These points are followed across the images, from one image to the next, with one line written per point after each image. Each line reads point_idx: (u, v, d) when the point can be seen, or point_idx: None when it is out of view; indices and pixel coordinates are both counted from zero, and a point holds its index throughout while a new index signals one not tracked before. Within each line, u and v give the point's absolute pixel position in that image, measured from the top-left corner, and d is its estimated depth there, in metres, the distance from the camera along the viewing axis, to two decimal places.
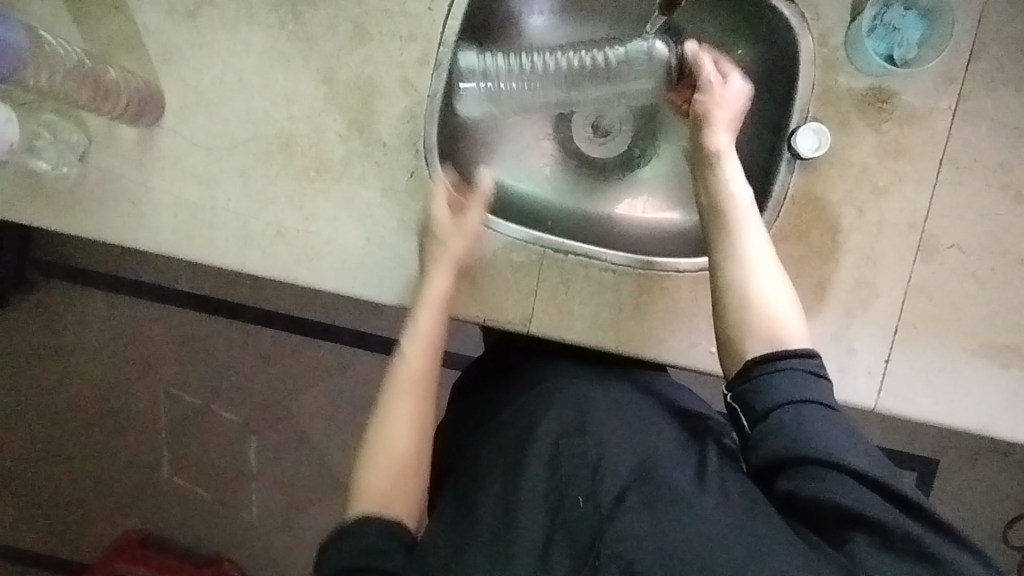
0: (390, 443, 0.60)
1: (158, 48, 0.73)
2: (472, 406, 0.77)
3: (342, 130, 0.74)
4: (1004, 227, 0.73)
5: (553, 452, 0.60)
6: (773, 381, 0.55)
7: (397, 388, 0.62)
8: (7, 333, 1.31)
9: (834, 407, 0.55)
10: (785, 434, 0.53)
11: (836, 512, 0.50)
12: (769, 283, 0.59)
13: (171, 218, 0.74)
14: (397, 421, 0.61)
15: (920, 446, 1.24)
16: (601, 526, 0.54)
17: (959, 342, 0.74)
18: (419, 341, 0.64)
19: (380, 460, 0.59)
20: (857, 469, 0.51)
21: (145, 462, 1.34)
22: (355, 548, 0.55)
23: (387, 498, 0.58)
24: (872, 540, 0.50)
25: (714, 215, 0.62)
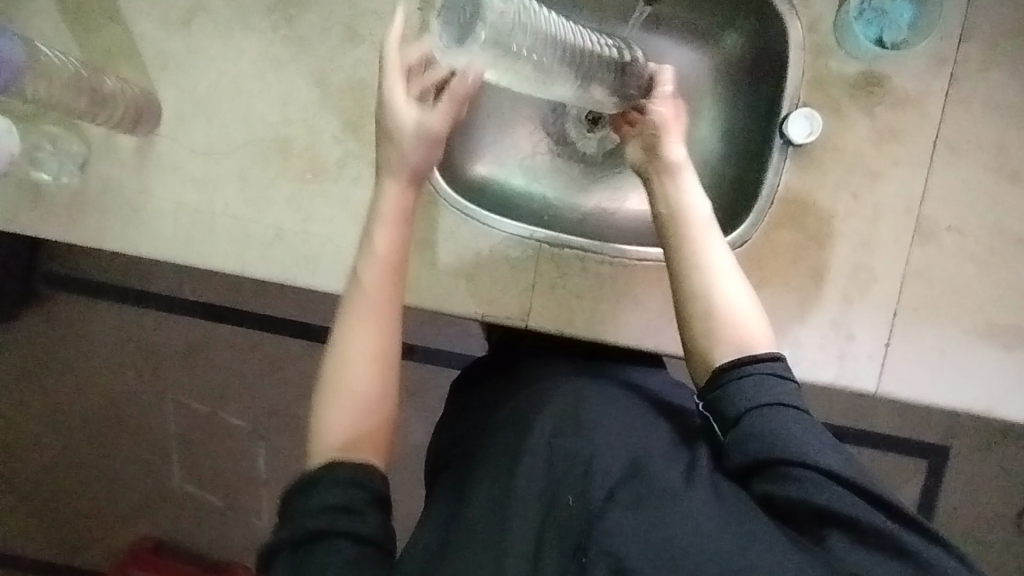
0: (348, 382, 0.58)
1: (154, 57, 0.74)
2: (472, 403, 0.77)
3: (337, 131, 0.75)
4: (1002, 207, 0.73)
5: (547, 451, 0.60)
6: (741, 386, 0.58)
7: (355, 322, 0.60)
8: (17, 345, 1.32)
9: (802, 410, 0.57)
10: (756, 436, 0.56)
11: (809, 510, 0.52)
12: (732, 290, 0.62)
13: (171, 224, 0.74)
14: (354, 357, 0.59)
15: (932, 436, 1.25)
16: (589, 524, 0.53)
17: (959, 325, 0.73)
18: (377, 270, 0.61)
19: (340, 401, 0.58)
20: (826, 467, 0.53)
21: (156, 470, 1.35)
22: (322, 503, 0.53)
23: (351, 440, 0.57)
24: (847, 536, 0.51)
25: (669, 228, 0.64)
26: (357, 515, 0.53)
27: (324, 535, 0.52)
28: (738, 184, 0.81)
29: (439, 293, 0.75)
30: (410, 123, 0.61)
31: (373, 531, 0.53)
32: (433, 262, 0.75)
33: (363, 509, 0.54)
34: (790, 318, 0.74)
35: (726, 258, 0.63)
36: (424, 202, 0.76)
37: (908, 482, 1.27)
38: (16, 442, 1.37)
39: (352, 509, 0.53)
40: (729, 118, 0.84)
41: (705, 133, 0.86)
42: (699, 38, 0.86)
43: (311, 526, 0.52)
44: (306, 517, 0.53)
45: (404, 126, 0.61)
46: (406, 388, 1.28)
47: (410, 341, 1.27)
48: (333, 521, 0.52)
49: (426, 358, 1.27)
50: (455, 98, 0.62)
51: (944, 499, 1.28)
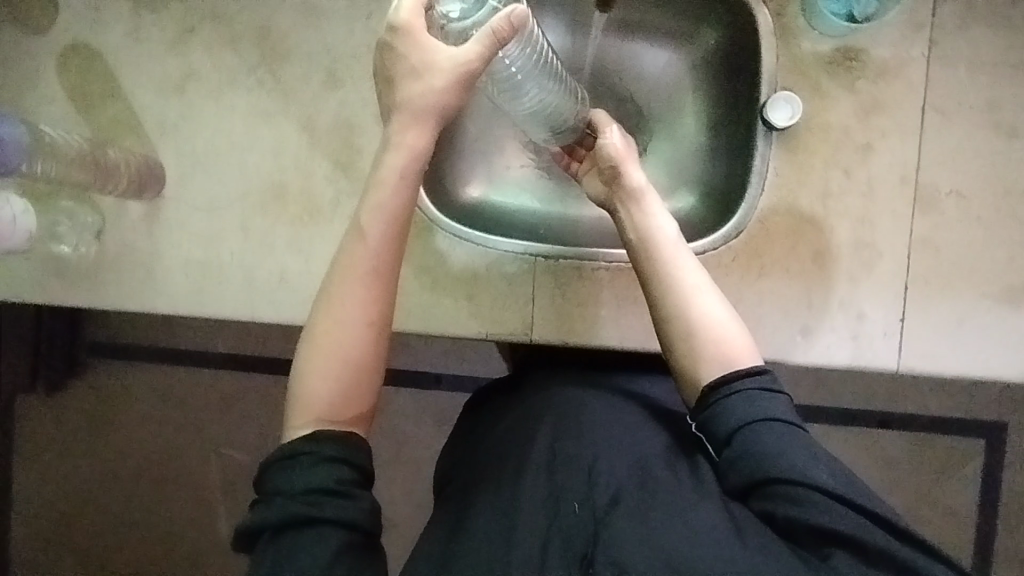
0: (335, 344, 0.57)
1: (154, 125, 0.79)
2: (483, 418, 0.78)
3: (329, 172, 0.78)
4: (1001, 165, 0.71)
5: (550, 458, 0.61)
6: (732, 404, 0.61)
7: (345, 283, 0.57)
8: (65, 414, 1.38)
9: (791, 426, 0.60)
10: (750, 454, 0.58)
11: (811, 529, 0.54)
12: (710, 305, 0.65)
13: (182, 280, 0.78)
14: (345, 321, 0.57)
15: (987, 414, 1.22)
16: (595, 532, 0.55)
17: (975, 291, 0.71)
18: (376, 216, 0.57)
19: (324, 362, 0.57)
20: (821, 484, 0.55)
21: (201, 523, 1.38)
22: (306, 478, 0.54)
23: (334, 406, 0.57)
24: (847, 552, 0.53)
25: (643, 254, 0.68)
26: (343, 491, 0.54)
27: (310, 516, 0.52)
28: (727, 177, 0.80)
29: (442, 318, 0.76)
30: (445, 58, 0.56)
31: (360, 517, 0.54)
32: (432, 288, 0.76)
33: (349, 485, 0.55)
34: (796, 305, 0.72)
35: (700, 275, 0.67)
36: (418, 230, 0.77)
37: (962, 461, 1.22)
38: (67, 512, 1.40)
39: (338, 486, 0.54)
40: (714, 111, 0.85)
41: (689, 134, 0.87)
42: (672, 38, 0.86)
43: (296, 500, 0.53)
44: (289, 490, 0.54)
45: (438, 58, 0.56)
46: (438, 418, 1.30)
47: (435, 372, 1.29)
48: (319, 497, 0.53)
49: (451, 384, 1.29)
50: (498, 38, 0.55)
51: (1003, 474, 1.22)
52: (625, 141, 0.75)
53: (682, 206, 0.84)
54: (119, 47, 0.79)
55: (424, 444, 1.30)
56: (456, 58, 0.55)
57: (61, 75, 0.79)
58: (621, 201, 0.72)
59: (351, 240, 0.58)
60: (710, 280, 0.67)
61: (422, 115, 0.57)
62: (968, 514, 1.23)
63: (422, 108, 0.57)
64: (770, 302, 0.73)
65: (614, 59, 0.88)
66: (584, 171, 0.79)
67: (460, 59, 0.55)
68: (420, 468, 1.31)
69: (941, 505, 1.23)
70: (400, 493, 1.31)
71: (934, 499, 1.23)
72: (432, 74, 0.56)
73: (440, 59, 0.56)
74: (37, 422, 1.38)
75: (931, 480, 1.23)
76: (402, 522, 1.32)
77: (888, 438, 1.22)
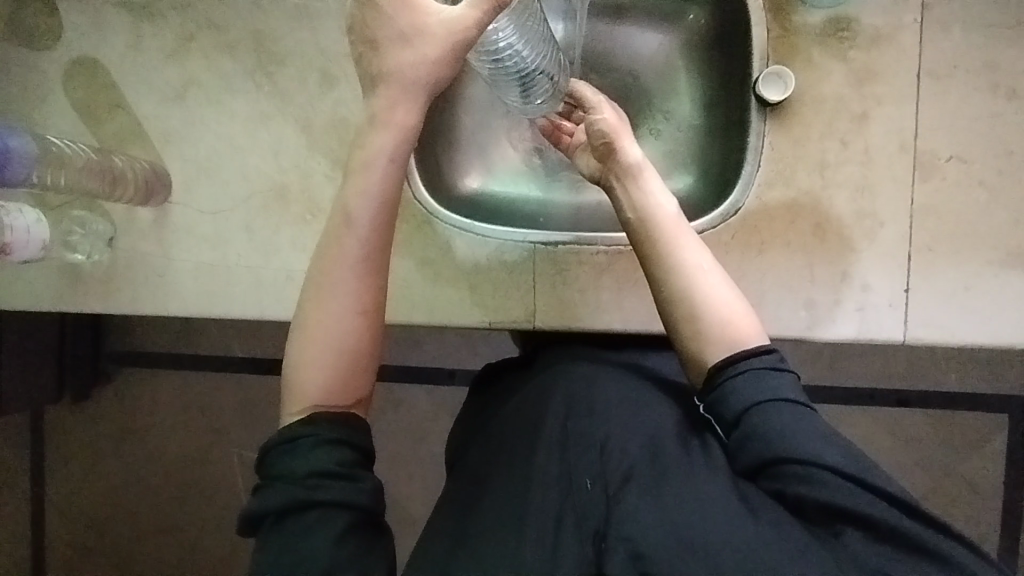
0: (330, 333, 0.59)
1: (158, 133, 0.81)
2: (489, 405, 0.79)
3: (329, 171, 0.80)
4: (1001, 126, 0.70)
5: (562, 435, 0.61)
6: (737, 385, 0.61)
7: (336, 274, 0.59)
8: (92, 423, 1.42)
9: (800, 406, 0.60)
10: (760, 435, 0.58)
11: (823, 507, 0.53)
12: (716, 284, 0.65)
13: (192, 282, 0.80)
14: (339, 311, 0.59)
15: (1010, 387, 1.19)
16: (608, 510, 0.54)
17: (980, 257, 0.70)
18: (363, 203, 0.58)
19: (319, 349, 0.59)
20: (833, 464, 0.55)
21: (227, 525, 1.41)
22: (308, 461, 0.55)
23: (333, 392, 0.59)
24: (860, 529, 0.53)
25: (644, 234, 0.68)
26: (346, 472, 0.56)
27: (313, 498, 0.54)
28: (724, 155, 0.80)
29: (445, 308, 0.77)
30: (436, 22, 0.55)
31: (363, 498, 0.56)
32: (433, 279, 0.77)
33: (351, 466, 0.56)
34: (798, 279, 0.72)
35: (703, 256, 0.67)
36: (417, 223, 0.78)
37: (986, 436, 1.20)
38: (99, 519, 1.43)
39: (341, 468, 0.56)
40: (708, 89, 0.84)
41: (685, 114, 0.87)
42: (663, 20, 0.87)
43: (299, 484, 0.55)
44: (292, 474, 0.55)
45: (428, 22, 0.55)
46: (452, 412, 1.31)
47: (447, 367, 1.30)
48: (322, 479, 0.55)
49: (463, 378, 1.30)
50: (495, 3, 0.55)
51: None
52: (617, 118, 0.75)
53: (680, 186, 0.84)
54: (122, 59, 0.81)
55: (439, 438, 1.32)
56: (451, 23, 0.55)
57: (68, 89, 0.81)
58: (621, 181, 0.72)
59: (337, 227, 0.59)
60: (713, 260, 0.67)
61: (414, 101, 0.57)
62: (994, 489, 1.21)
63: (410, 82, 0.57)
64: (772, 278, 0.72)
65: (616, 54, 0.89)
66: (575, 146, 0.79)
67: (456, 24, 0.55)
68: (437, 463, 1.32)
69: (966, 481, 1.21)
70: (418, 488, 1.33)
71: (957, 476, 1.21)
72: (420, 43, 0.56)
73: (431, 22, 0.55)
74: (65, 431, 1.42)
75: (954, 457, 1.21)
76: (422, 516, 1.33)
77: (906, 415, 1.21)
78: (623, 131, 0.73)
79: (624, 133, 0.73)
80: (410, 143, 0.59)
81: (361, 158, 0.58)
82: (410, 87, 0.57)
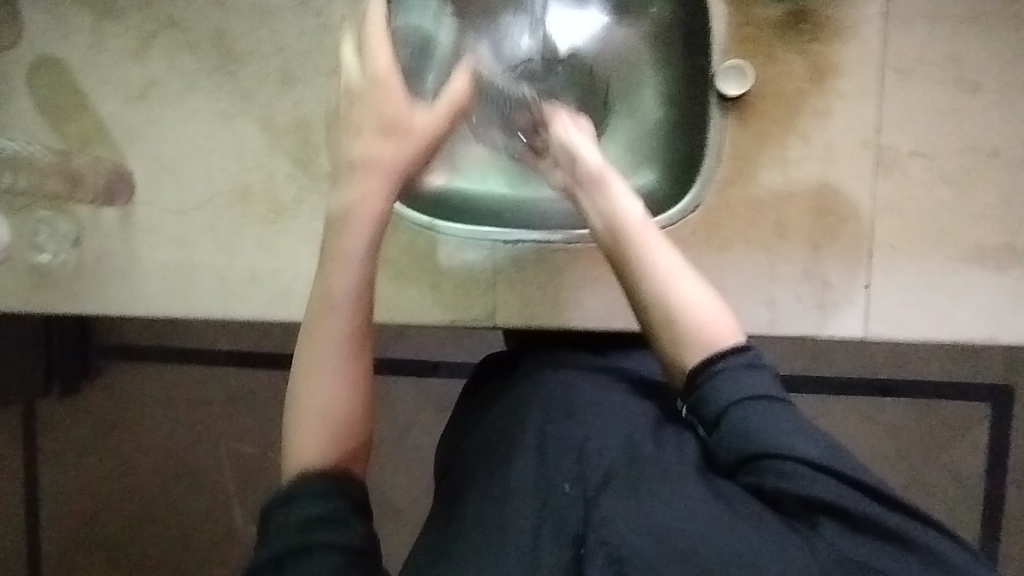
0: (322, 401, 0.57)
1: (122, 132, 0.81)
2: (468, 410, 0.80)
3: (291, 169, 0.80)
4: (965, 120, 0.70)
5: (540, 439, 0.62)
6: (713, 387, 0.61)
7: (317, 330, 0.58)
8: (83, 416, 1.44)
9: (780, 404, 0.59)
10: (737, 433, 0.58)
11: (797, 498, 0.52)
12: (687, 286, 0.65)
13: (158, 282, 0.80)
14: (326, 380, 0.57)
15: (993, 376, 1.18)
16: (586, 512, 0.54)
17: (944, 253, 0.70)
18: (336, 261, 0.59)
19: (312, 426, 0.57)
20: (807, 457, 0.54)
21: (215, 518, 1.42)
22: (302, 510, 0.52)
23: (327, 455, 0.56)
24: (835, 520, 0.51)
25: (614, 244, 0.68)
26: (342, 520, 0.52)
27: (306, 546, 0.50)
28: (688, 150, 0.80)
29: (407, 306, 0.77)
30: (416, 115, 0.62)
31: (360, 547, 0.51)
32: (394, 277, 0.77)
33: (348, 515, 0.53)
34: (758, 275, 0.72)
35: (673, 259, 0.66)
36: None
37: (968, 426, 1.20)
38: (92, 510, 1.46)
39: (336, 515, 0.52)
40: (671, 83, 0.84)
41: (649, 107, 0.86)
42: (629, 16, 0.87)
43: (293, 534, 0.51)
44: (285, 526, 0.52)
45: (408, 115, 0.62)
46: (434, 405, 1.32)
47: (429, 359, 1.31)
48: (316, 527, 0.51)
49: (445, 371, 1.31)
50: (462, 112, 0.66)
51: (1012, 437, 1.19)
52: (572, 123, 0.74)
53: (644, 182, 0.83)
54: (83, 58, 0.81)
55: (422, 430, 1.33)
56: (431, 126, 0.63)
57: (31, 90, 0.81)
58: (590, 191, 0.70)
59: (318, 302, 0.59)
60: (685, 263, 0.67)
61: (385, 174, 0.61)
62: (976, 480, 1.20)
63: (386, 168, 0.61)
64: (732, 274, 0.72)
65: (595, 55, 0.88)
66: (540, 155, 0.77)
67: (434, 128, 0.63)
68: (421, 455, 1.33)
69: (948, 472, 1.21)
70: (402, 479, 1.34)
71: (939, 467, 1.21)
72: (402, 137, 0.61)
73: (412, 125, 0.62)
74: (57, 424, 1.44)
75: (935, 448, 1.20)
76: (408, 509, 1.34)
77: (888, 407, 1.20)
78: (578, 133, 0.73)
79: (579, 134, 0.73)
80: (380, 219, 0.61)
81: (340, 218, 0.61)
82: (384, 168, 0.61)
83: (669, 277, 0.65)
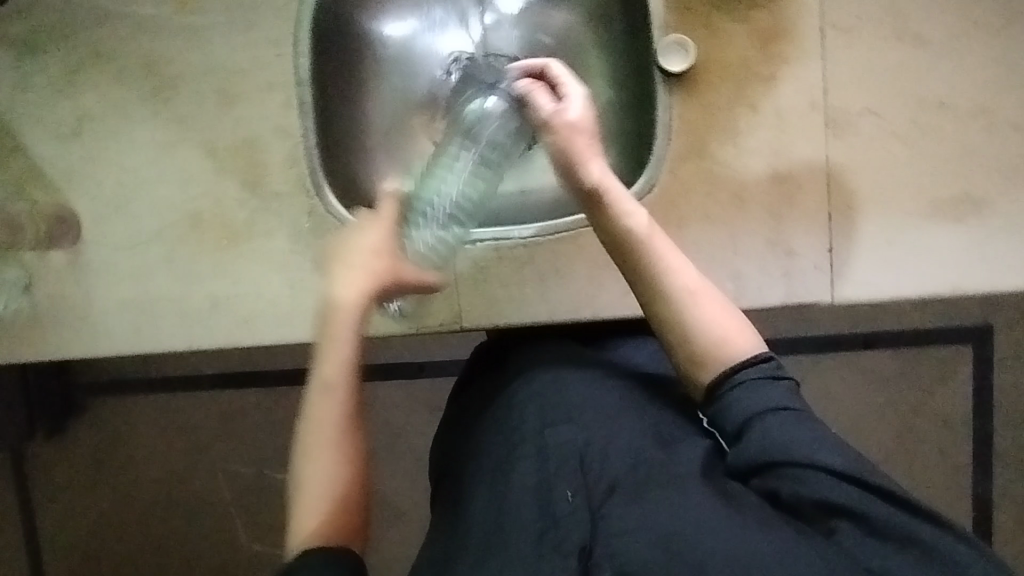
0: (318, 480, 0.60)
1: (61, 171, 0.79)
2: (459, 406, 0.79)
3: (239, 192, 0.78)
4: (913, 73, 0.69)
5: (540, 445, 0.62)
6: (735, 397, 0.59)
7: (313, 417, 0.62)
8: (72, 456, 1.42)
9: (802, 412, 0.57)
10: (759, 442, 0.56)
11: (815, 504, 0.53)
12: (707, 304, 0.61)
13: (118, 321, 0.79)
14: (321, 460, 0.60)
15: (970, 318, 1.19)
16: (592, 523, 0.55)
17: (906, 208, 0.69)
18: (334, 352, 0.63)
19: (311, 501, 0.60)
20: (830, 467, 0.53)
21: (217, 541, 1.42)
22: None
23: (325, 532, 0.59)
24: (853, 525, 0.51)
25: (625, 256, 0.64)
26: None
27: None
28: (640, 130, 0.78)
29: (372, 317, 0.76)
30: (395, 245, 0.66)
31: None
32: None
33: None
34: (722, 250, 0.71)
35: (691, 275, 0.63)
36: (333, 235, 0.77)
37: (952, 370, 1.21)
38: (93, 548, 1.44)
39: None
40: (616, 63, 0.83)
41: (596, 89, 0.84)
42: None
43: None
44: None
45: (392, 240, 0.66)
46: (423, 406, 1.31)
47: (414, 362, 1.30)
48: None
49: (431, 372, 1.30)
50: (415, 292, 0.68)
51: (996, 376, 1.20)
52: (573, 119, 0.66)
53: None
54: (10, 99, 0.79)
55: (415, 433, 1.32)
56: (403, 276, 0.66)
57: None
58: (593, 204, 0.65)
59: (315, 390, 0.62)
60: (703, 278, 0.63)
61: (370, 280, 0.64)
62: (965, 422, 1.21)
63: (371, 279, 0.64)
64: (695, 251, 0.71)
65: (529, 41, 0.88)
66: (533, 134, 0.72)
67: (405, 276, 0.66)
68: (417, 457, 1.32)
69: (937, 417, 1.22)
70: (400, 483, 1.33)
71: (929, 413, 1.22)
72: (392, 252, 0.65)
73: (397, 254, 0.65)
74: (46, 466, 1.43)
75: (923, 395, 1.21)
76: (409, 512, 1.34)
77: (874, 360, 1.21)
78: (580, 135, 0.65)
79: (582, 136, 0.65)
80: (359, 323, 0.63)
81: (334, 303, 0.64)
82: (370, 271, 0.64)
83: (687, 295, 0.62)
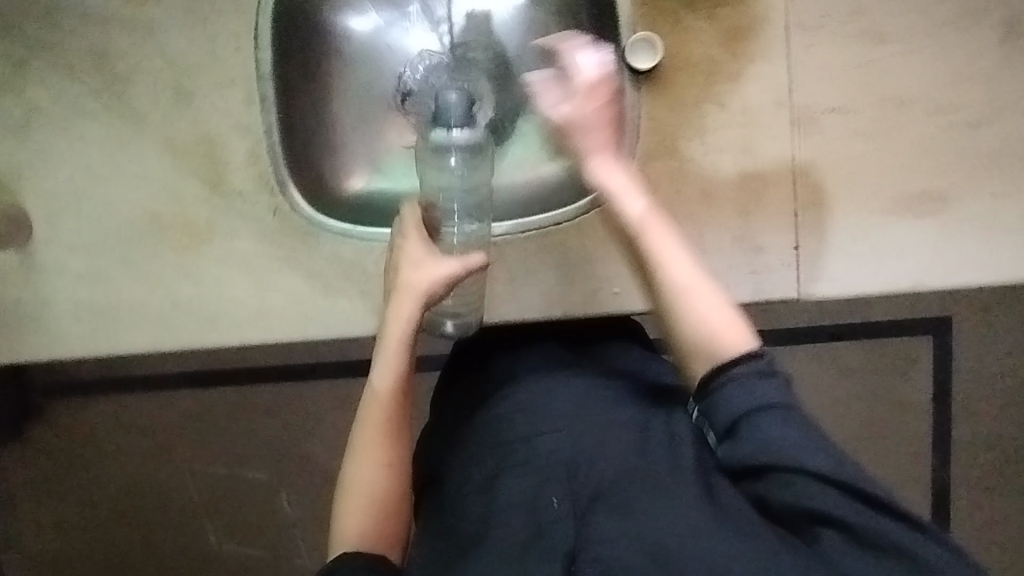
0: (366, 491, 0.67)
1: (8, 169, 0.75)
2: (445, 408, 0.78)
3: (199, 190, 0.76)
4: (874, 72, 0.70)
5: (528, 452, 0.60)
6: (726, 395, 0.58)
7: (363, 431, 0.67)
8: (31, 462, 1.37)
9: (793, 408, 0.56)
10: (749, 440, 0.55)
11: (801, 512, 0.51)
12: (703, 298, 0.62)
13: (75, 324, 0.76)
14: (370, 471, 0.67)
15: (930, 309, 1.22)
16: (577, 529, 0.54)
17: (870, 204, 0.71)
18: (384, 373, 0.66)
19: (358, 507, 0.67)
20: (817, 471, 0.52)
21: (185, 543, 1.39)
22: None
23: (368, 537, 0.66)
24: (839, 534, 0.50)
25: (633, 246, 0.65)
26: None
27: None
28: None
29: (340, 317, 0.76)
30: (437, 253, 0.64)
31: None
32: (327, 291, 0.76)
33: None
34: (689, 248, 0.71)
35: (690, 268, 0.63)
36: (299, 234, 0.76)
37: (913, 360, 1.24)
38: (56, 554, 1.41)
39: None
40: None
41: None
42: None
43: None
44: None
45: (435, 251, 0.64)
46: None
47: None
48: None
49: None
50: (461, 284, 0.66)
51: (955, 365, 1.24)
52: (586, 98, 0.65)
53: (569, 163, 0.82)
54: None
55: None
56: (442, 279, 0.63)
57: None
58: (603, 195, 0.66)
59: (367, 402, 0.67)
60: (701, 270, 0.64)
61: (412, 296, 0.63)
62: (926, 410, 1.25)
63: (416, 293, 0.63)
64: None
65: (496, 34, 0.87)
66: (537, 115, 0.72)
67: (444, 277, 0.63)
68: None
69: (900, 405, 1.25)
70: None
71: (892, 401, 1.25)
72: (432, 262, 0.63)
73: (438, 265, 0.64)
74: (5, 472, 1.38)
75: (887, 384, 1.24)
76: None
77: (839, 351, 1.23)
78: (598, 117, 0.66)
79: (600, 118, 0.66)
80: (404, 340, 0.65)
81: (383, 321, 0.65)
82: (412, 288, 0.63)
83: (684, 288, 0.62)
